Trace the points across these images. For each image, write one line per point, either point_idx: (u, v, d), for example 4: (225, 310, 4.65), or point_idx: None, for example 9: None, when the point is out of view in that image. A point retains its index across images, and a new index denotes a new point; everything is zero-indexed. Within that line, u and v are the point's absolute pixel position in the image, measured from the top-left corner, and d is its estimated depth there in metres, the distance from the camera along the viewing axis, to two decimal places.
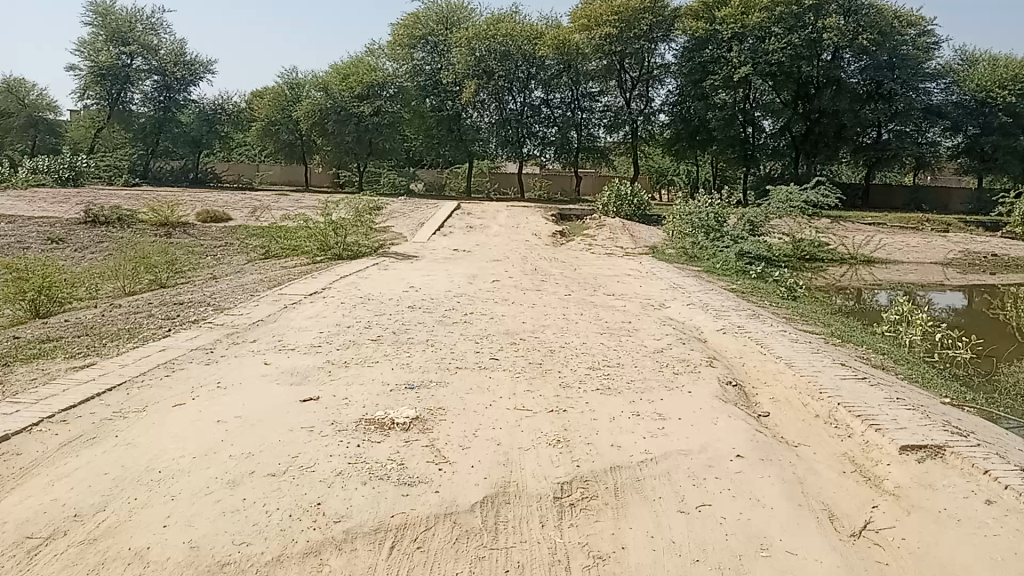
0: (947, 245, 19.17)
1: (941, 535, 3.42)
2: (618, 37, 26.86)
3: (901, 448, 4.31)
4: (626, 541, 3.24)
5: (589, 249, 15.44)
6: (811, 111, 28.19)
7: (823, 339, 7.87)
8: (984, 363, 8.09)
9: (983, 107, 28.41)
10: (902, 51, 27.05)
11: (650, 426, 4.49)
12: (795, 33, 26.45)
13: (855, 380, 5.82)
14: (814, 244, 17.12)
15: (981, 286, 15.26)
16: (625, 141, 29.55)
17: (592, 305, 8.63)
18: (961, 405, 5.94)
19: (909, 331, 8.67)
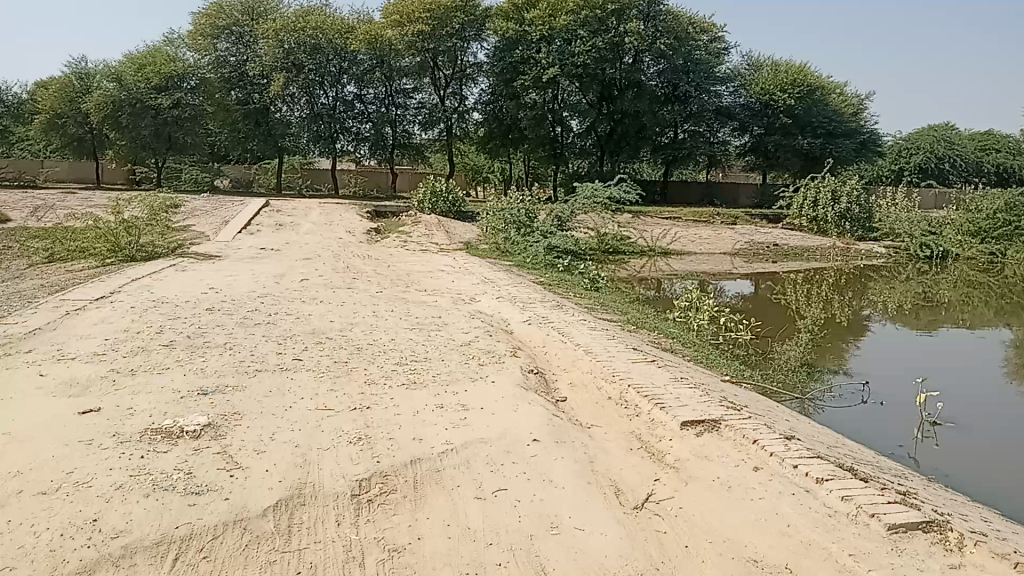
0: (735, 236, 20.79)
1: (712, 501, 3.70)
2: (430, 34, 27.04)
3: (682, 424, 4.63)
4: (422, 532, 3.27)
5: (403, 246, 15.43)
6: (615, 111, 29.44)
7: (620, 326, 8.34)
8: (760, 343, 8.88)
9: (766, 109, 30.95)
10: (695, 56, 29.03)
11: (452, 417, 4.55)
12: (599, 37, 27.76)
13: (646, 363, 6.18)
14: (617, 237, 18.08)
15: (765, 273, 16.66)
16: (440, 138, 29.61)
17: (403, 301, 8.61)
18: (739, 382, 6.52)
19: (697, 316, 9.33)
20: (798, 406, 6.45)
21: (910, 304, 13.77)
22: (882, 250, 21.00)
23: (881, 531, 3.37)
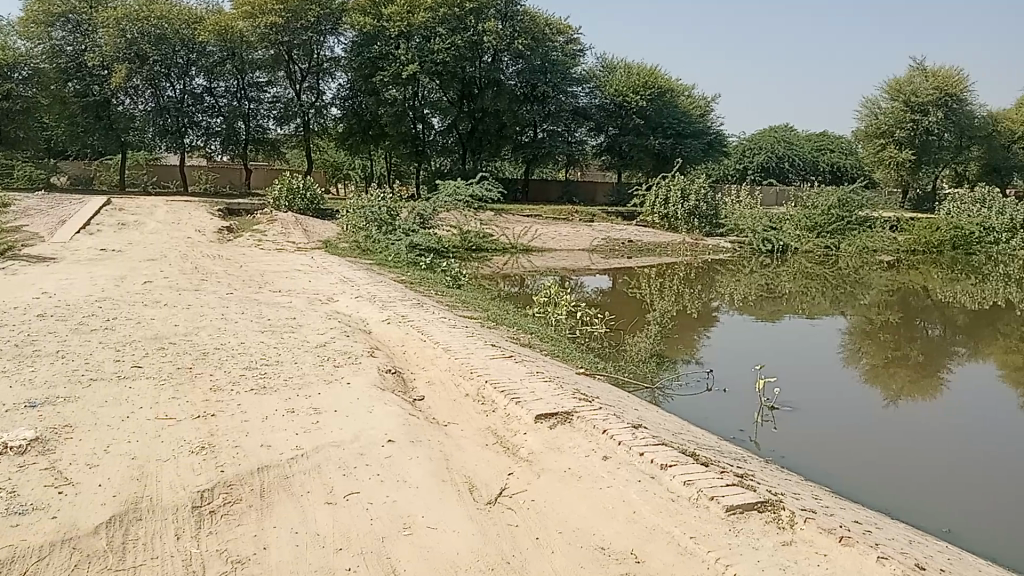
0: (593, 233, 21.37)
1: (564, 492, 3.77)
2: (284, 27, 26.42)
3: (535, 418, 4.71)
4: (269, 541, 3.16)
5: (258, 245, 14.90)
6: (475, 110, 29.47)
7: (480, 322, 8.39)
8: (615, 336, 9.17)
9: (620, 109, 32.04)
10: (552, 56, 29.61)
11: (303, 421, 4.43)
12: (458, 35, 27.78)
13: (503, 358, 6.24)
14: (479, 235, 18.19)
15: (622, 269, 17.20)
16: (297, 134, 28.95)
17: (255, 303, 8.31)
18: (593, 373, 6.72)
19: (555, 310, 9.52)
20: (648, 396, 6.72)
21: (753, 295, 14.62)
22: (727, 245, 22.20)
23: (719, 512, 3.54)
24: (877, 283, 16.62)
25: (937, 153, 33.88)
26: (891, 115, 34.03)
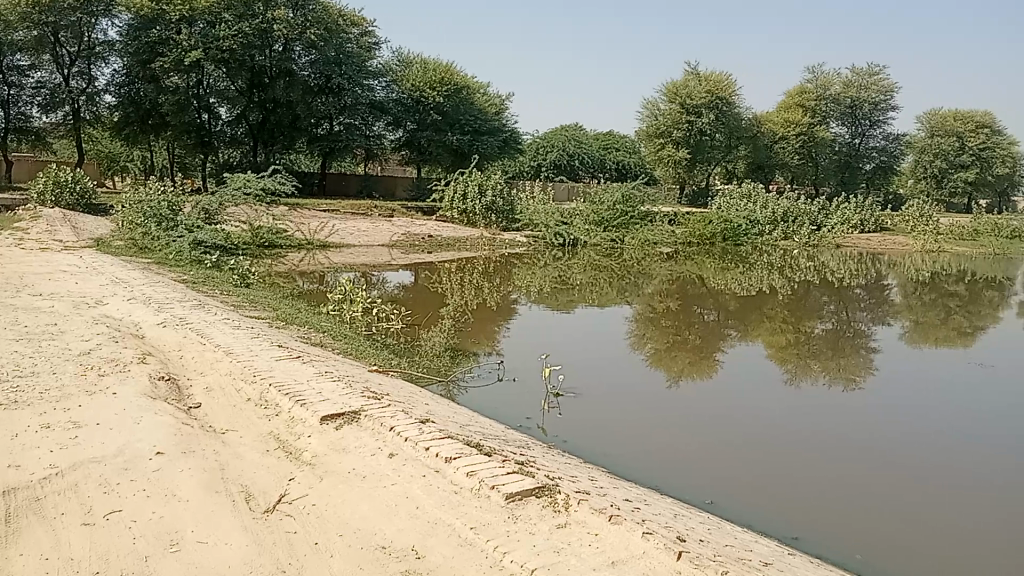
0: (391, 228, 21.22)
1: (346, 494, 3.72)
2: (48, 6, 24.15)
3: (320, 419, 4.61)
4: (13, 570, 2.87)
5: (17, 244, 13.47)
6: (266, 100, 28.22)
7: (269, 322, 8.10)
8: (410, 332, 9.19)
9: (417, 105, 32.10)
10: (346, 48, 28.98)
11: (60, 437, 4.07)
12: (245, 21, 26.52)
13: (290, 360, 6.05)
14: (272, 231, 17.53)
15: (421, 264, 17.24)
16: (65, 122, 26.45)
17: (10, 308, 7.51)
18: (386, 370, 6.72)
19: (350, 307, 9.39)
20: (442, 390, 6.81)
21: (548, 287, 15.15)
22: (523, 240, 22.93)
23: (500, 501, 3.64)
24: (658, 273, 17.77)
25: (709, 152, 36.73)
26: (669, 116, 36.48)
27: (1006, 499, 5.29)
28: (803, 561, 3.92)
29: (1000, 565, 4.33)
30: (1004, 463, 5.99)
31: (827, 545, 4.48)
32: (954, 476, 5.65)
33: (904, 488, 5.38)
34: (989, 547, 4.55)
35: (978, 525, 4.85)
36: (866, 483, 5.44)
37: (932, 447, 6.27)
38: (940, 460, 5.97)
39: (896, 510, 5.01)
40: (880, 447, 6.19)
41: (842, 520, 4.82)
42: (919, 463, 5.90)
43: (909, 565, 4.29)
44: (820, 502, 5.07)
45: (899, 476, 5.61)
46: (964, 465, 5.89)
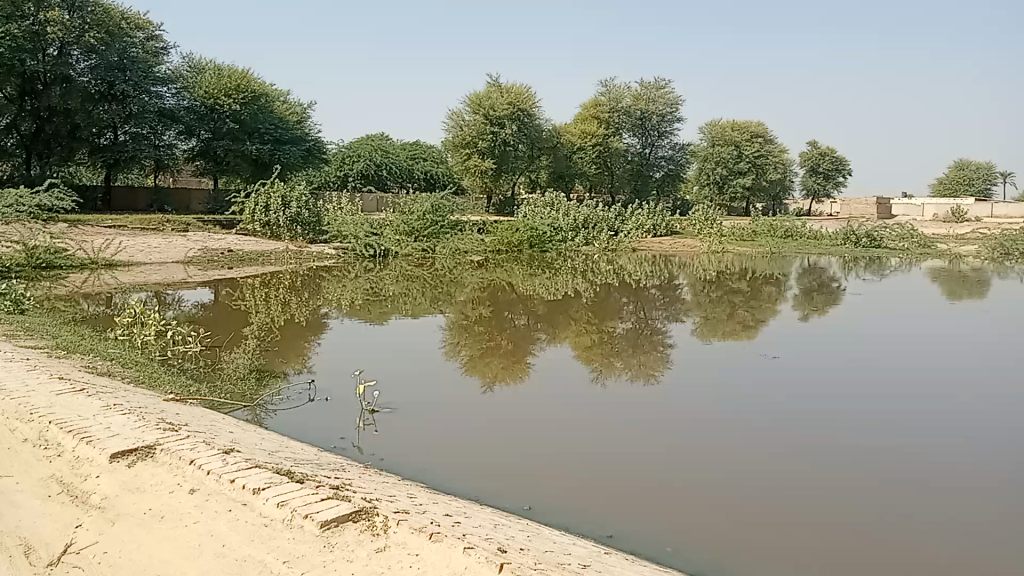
0: (187, 243, 20.00)
1: (141, 539, 3.40)
2: None
3: (110, 458, 4.20)
4: None
5: None
6: (39, 108, 25.83)
7: (47, 352, 7.32)
8: (211, 355, 8.66)
9: (212, 113, 30.50)
10: (131, 54, 27.06)
11: None
12: (11, 23, 23.93)
13: (71, 394, 5.47)
14: (49, 250, 15.96)
15: (222, 280, 16.37)
16: None
17: None
18: (184, 399, 6.28)
19: (141, 331, 8.69)
20: (248, 415, 6.46)
21: (359, 299, 14.85)
22: (331, 252, 22.39)
23: (314, 531, 3.45)
24: (468, 281, 17.94)
25: (513, 162, 37.63)
26: (473, 127, 36.94)
27: (793, 477, 5.73)
28: (619, 559, 4.03)
29: (791, 540, 4.67)
30: (789, 443, 6.49)
31: (640, 540, 4.63)
32: (748, 460, 6.05)
33: (705, 475, 5.69)
34: (780, 524, 4.90)
35: (770, 504, 5.21)
36: (671, 474, 5.69)
37: (726, 434, 6.69)
38: (734, 445, 6.41)
39: (699, 498, 5.27)
40: (682, 438, 6.51)
41: (651, 513, 5.00)
42: (718, 448, 6.31)
43: (714, 550, 4.52)
44: (630, 498, 5.24)
45: (699, 464, 5.92)
46: (756, 448, 6.33)
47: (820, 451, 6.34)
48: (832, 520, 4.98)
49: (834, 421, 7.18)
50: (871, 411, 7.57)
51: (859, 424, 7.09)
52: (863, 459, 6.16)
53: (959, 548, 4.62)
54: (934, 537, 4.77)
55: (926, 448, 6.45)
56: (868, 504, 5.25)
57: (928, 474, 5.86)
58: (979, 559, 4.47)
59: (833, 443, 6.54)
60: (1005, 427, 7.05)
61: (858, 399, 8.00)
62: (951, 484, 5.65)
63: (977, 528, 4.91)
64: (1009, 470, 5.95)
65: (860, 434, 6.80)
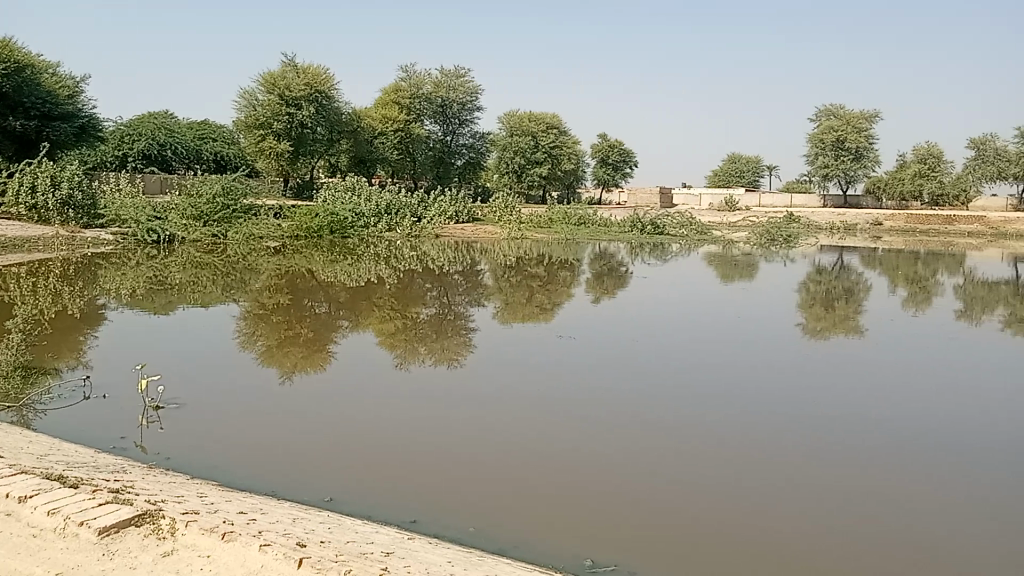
0: None
1: None
2: None
3: None
4: None
5: None
6: None
7: None
8: None
9: None
10: None
11: None
12: None
13: None
14: None
15: None
16: None
17: None
18: None
19: None
20: (12, 418, 5.82)
21: (143, 288, 13.81)
22: (109, 237, 20.62)
23: (91, 538, 3.17)
24: (265, 268, 17.22)
25: (311, 145, 36.53)
26: (268, 107, 35.26)
27: (589, 450, 5.99)
28: (422, 543, 4.03)
29: (588, 510, 4.88)
30: (587, 418, 6.78)
31: (444, 523, 4.65)
32: (548, 437, 6.26)
33: (509, 455, 5.81)
34: (578, 496, 5.11)
35: (568, 477, 5.43)
36: (475, 456, 5.77)
37: (529, 412, 6.89)
38: (534, 423, 6.60)
39: (502, 477, 5.38)
40: (487, 419, 6.62)
41: (456, 495, 5.05)
42: (518, 427, 6.47)
43: (516, 527, 4.63)
44: (435, 482, 5.26)
45: (502, 445, 6.04)
46: (556, 425, 6.57)
47: (613, 423, 6.68)
48: (623, 488, 5.26)
49: (624, 396, 7.59)
50: (657, 384, 8.10)
51: (647, 397, 7.56)
52: (652, 429, 6.56)
53: (734, 505, 5.05)
54: (713, 497, 5.17)
55: (704, 417, 6.98)
56: (657, 471, 5.60)
57: (706, 440, 6.35)
58: (749, 513, 4.91)
59: (624, 415, 6.93)
60: (770, 394, 7.80)
61: (646, 375, 8.50)
62: (726, 448, 6.15)
63: (748, 486, 5.39)
64: (774, 432, 6.58)
65: (649, 406, 7.25)
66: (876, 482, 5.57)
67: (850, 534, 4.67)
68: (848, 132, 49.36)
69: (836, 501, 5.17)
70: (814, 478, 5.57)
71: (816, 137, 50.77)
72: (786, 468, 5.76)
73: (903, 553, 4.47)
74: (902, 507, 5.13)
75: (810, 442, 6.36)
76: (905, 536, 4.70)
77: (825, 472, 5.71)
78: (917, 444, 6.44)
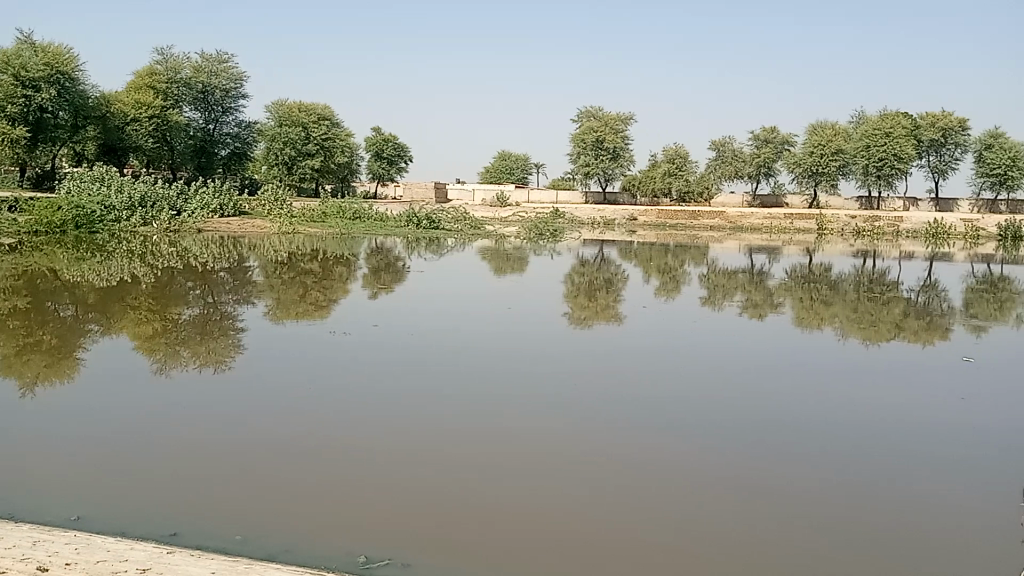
0: None
1: None
2: None
3: None
4: None
5: None
6: None
7: None
8: None
9: None
10: None
11: None
12: None
13: None
14: None
15: None
16: None
17: None
18: None
19: None
20: None
21: None
22: None
23: None
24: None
25: (52, 131, 33.01)
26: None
27: (363, 448, 6.01)
28: (184, 555, 3.85)
29: (360, 507, 4.92)
30: (362, 416, 6.80)
31: (208, 532, 4.49)
32: (322, 438, 6.21)
33: (281, 459, 5.71)
34: (352, 493, 5.13)
35: (340, 476, 5.42)
36: (243, 463, 5.61)
37: (303, 414, 6.79)
38: (307, 425, 6.51)
39: (272, 481, 5.28)
40: (257, 425, 6.45)
41: (222, 504, 4.88)
42: (289, 431, 6.34)
43: (286, 530, 4.58)
44: (199, 492, 5.05)
45: (273, 449, 5.91)
46: (330, 425, 6.53)
47: (389, 419, 6.74)
48: (397, 482, 5.35)
49: (397, 391, 7.66)
50: (432, 377, 8.24)
51: (420, 391, 7.69)
52: (426, 422, 6.69)
53: (501, 491, 5.29)
54: (483, 484, 5.39)
55: (478, 407, 7.21)
56: (429, 463, 5.73)
57: (478, 428, 6.58)
58: (514, 497, 5.18)
59: (400, 411, 7.00)
60: (537, 381, 8.22)
61: (420, 368, 8.63)
62: (495, 435, 6.41)
63: (516, 471, 5.66)
64: (540, 418, 6.95)
65: (423, 399, 7.39)
66: (629, 457, 6.06)
67: (606, 507, 5.07)
68: (606, 133, 52.75)
69: (591, 478, 5.59)
70: (574, 458, 5.98)
71: (579, 137, 53.68)
72: (551, 450, 6.12)
73: (650, 521, 4.92)
74: (650, 479, 5.63)
75: (573, 425, 6.79)
76: (652, 505, 5.17)
77: (585, 452, 6.13)
78: (664, 419, 7.09)
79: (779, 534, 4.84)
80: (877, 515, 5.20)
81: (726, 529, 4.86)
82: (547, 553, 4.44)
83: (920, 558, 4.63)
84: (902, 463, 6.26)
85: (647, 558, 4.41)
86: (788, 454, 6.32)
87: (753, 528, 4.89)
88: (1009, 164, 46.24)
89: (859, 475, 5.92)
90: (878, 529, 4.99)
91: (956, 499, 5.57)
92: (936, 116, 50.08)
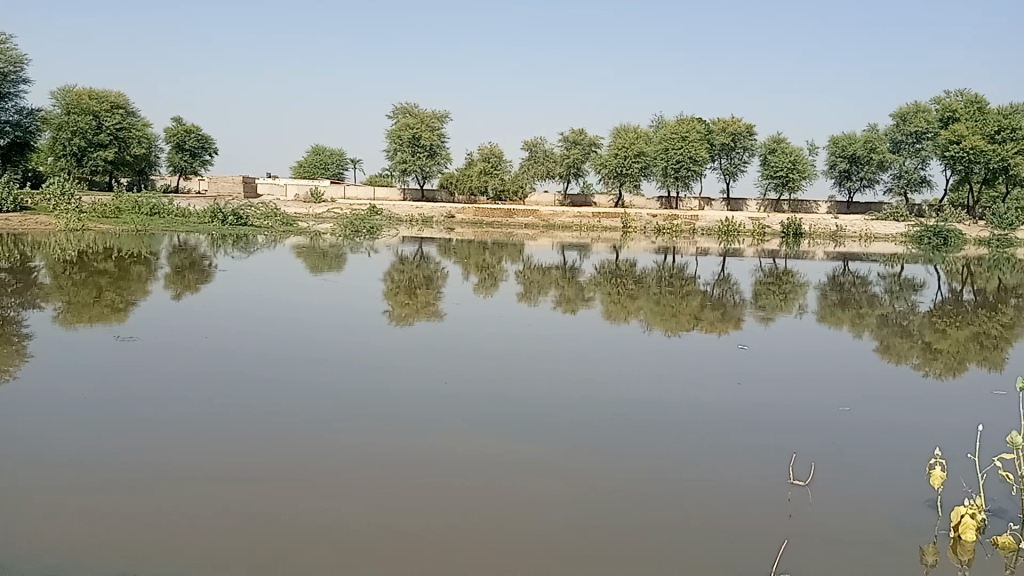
0: None
1: None
2: None
3: None
4: None
5: None
6: None
7: None
8: None
9: None
10: None
11: None
12: None
13: None
14: None
15: None
16: None
17: None
18: None
19: None
20: None
21: None
22: None
23: None
24: None
25: None
26: None
27: (151, 463, 5.71)
28: None
29: (143, 525, 4.72)
30: (152, 425, 6.49)
31: None
32: (108, 452, 5.87)
33: (55, 480, 5.34)
34: (134, 514, 4.87)
35: (122, 497, 5.11)
36: (15, 486, 5.21)
37: (86, 426, 6.38)
38: (90, 441, 6.06)
39: (48, 504, 4.95)
40: (32, 442, 5.99)
41: None
42: (68, 449, 5.88)
43: (59, 556, 4.32)
44: None
45: (51, 468, 5.52)
46: (115, 439, 6.13)
47: (185, 430, 6.46)
48: (181, 499, 5.13)
49: (192, 399, 7.30)
50: (235, 383, 7.89)
51: (219, 398, 7.36)
52: (223, 432, 6.43)
53: (299, 498, 5.22)
54: (281, 492, 5.31)
55: (280, 412, 7.02)
56: (223, 475, 5.53)
57: (282, 434, 6.45)
58: (309, 504, 5.12)
59: (195, 420, 6.70)
60: (344, 384, 8.06)
61: (220, 374, 8.22)
62: (295, 442, 6.28)
63: (317, 477, 5.60)
64: (343, 420, 6.86)
65: (222, 407, 7.08)
66: (428, 456, 6.14)
67: (404, 507, 5.16)
68: (422, 130, 52.76)
69: (390, 479, 5.62)
70: (373, 460, 5.98)
71: (394, 134, 53.30)
72: (353, 454, 6.09)
73: (449, 519, 5.01)
74: (450, 477, 5.74)
75: (379, 426, 6.76)
76: (450, 501, 5.32)
77: (390, 454, 6.14)
78: (470, 416, 7.21)
79: (569, 521, 5.12)
80: (656, 499, 5.60)
81: (521, 519, 5.07)
82: (342, 557, 4.45)
83: (691, 535, 5.04)
84: (685, 448, 6.77)
85: (438, 555, 4.53)
86: (581, 445, 6.66)
87: (544, 518, 5.13)
88: (789, 168, 50.94)
89: (645, 462, 6.34)
90: (662, 512, 5.36)
91: (731, 478, 6.11)
92: (727, 121, 54.18)
